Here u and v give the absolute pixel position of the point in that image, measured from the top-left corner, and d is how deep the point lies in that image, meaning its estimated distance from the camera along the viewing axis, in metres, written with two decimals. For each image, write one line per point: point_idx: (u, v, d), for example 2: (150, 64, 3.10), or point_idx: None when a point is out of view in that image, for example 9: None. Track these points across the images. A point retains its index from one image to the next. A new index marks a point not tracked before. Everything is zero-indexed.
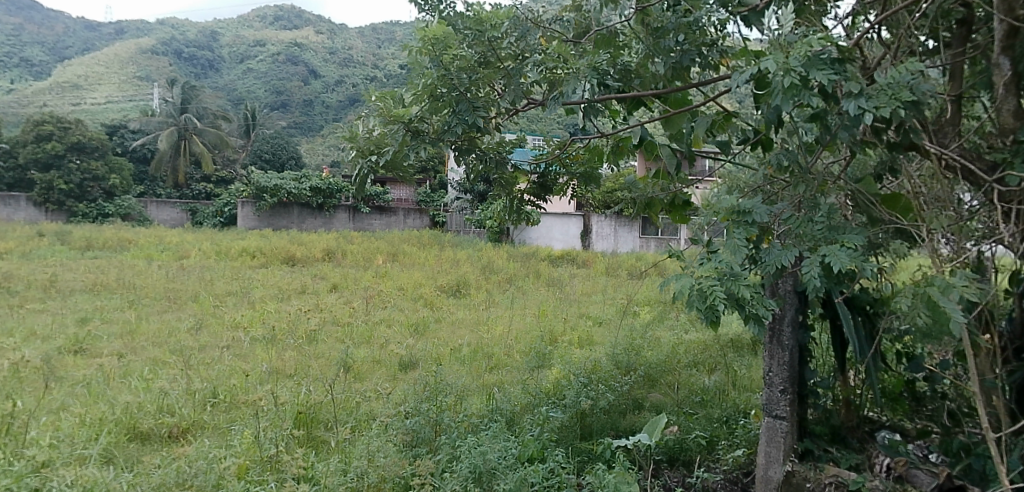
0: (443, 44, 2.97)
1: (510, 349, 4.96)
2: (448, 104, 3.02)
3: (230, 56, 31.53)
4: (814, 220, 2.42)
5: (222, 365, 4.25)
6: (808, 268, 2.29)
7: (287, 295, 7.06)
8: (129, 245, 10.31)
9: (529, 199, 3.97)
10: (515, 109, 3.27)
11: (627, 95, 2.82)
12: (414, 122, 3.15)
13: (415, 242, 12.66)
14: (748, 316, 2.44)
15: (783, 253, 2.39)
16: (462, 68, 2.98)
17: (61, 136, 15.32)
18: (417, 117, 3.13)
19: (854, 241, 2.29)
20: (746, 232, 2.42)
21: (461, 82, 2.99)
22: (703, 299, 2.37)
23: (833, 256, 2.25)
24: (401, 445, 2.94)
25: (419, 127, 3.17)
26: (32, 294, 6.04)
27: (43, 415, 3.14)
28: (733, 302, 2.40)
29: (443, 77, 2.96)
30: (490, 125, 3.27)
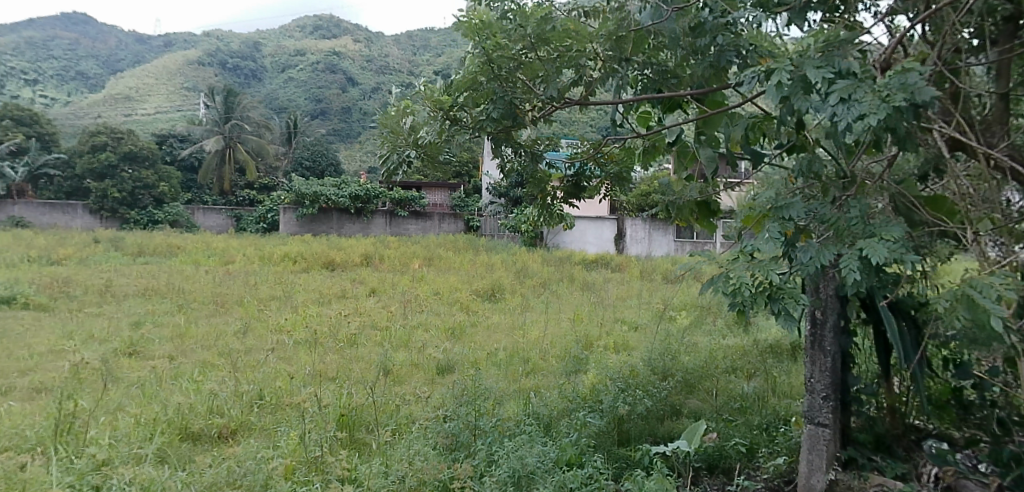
0: (490, 32, 2.91)
1: (546, 354, 4.99)
2: (488, 93, 3.10)
3: (272, 66, 32.51)
4: (851, 215, 2.42)
5: (267, 368, 4.38)
6: (846, 263, 2.28)
7: (328, 299, 7.23)
8: (178, 251, 10.66)
9: (560, 198, 3.92)
10: (553, 108, 3.27)
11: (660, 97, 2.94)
12: (452, 111, 3.22)
13: (451, 246, 12.77)
14: (778, 312, 2.50)
15: (818, 253, 2.38)
16: (500, 59, 2.99)
17: (115, 147, 16.42)
18: (457, 105, 3.20)
19: (894, 233, 2.27)
20: (782, 227, 2.42)
21: (506, 61, 3.01)
22: (728, 286, 2.57)
23: (874, 249, 2.23)
24: (441, 449, 3.00)
25: (456, 115, 3.22)
26: (90, 298, 6.31)
27: (103, 414, 3.29)
28: (765, 295, 2.52)
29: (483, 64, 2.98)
30: (527, 119, 3.29)
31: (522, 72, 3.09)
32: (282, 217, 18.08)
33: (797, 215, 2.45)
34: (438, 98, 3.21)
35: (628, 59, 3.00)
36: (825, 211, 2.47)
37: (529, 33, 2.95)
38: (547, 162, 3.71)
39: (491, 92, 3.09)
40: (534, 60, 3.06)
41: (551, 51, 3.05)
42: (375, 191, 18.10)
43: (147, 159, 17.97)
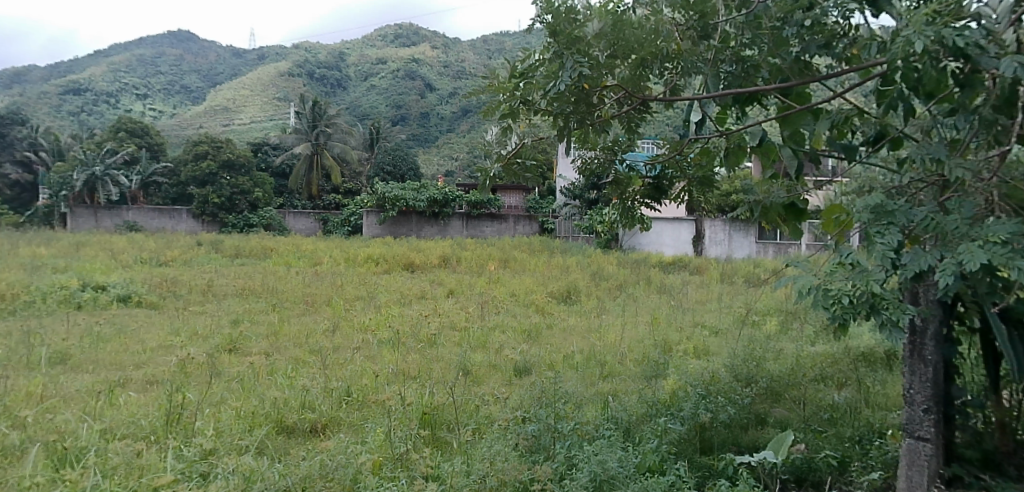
0: (562, 13, 2.80)
1: (623, 357, 4.95)
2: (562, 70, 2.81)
3: (356, 74, 34.63)
4: (953, 218, 2.29)
5: (354, 366, 4.56)
6: (942, 273, 2.19)
7: (409, 299, 7.46)
8: (271, 253, 11.27)
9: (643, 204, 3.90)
10: (631, 107, 3.16)
11: (742, 91, 2.70)
12: (524, 94, 3.10)
13: (528, 249, 12.82)
14: (885, 322, 2.38)
15: (921, 257, 2.29)
16: (561, 39, 2.83)
17: (214, 156, 18.46)
18: (527, 89, 3.09)
19: (1002, 236, 2.13)
20: (890, 238, 2.34)
21: (576, 42, 2.84)
22: (827, 299, 2.46)
23: (972, 257, 2.12)
24: (522, 450, 3.03)
25: (527, 98, 3.10)
26: (194, 297, 6.77)
27: (207, 407, 3.51)
28: (869, 306, 2.39)
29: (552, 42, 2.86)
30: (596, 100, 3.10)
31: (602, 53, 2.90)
32: (365, 220, 18.44)
33: (903, 220, 2.37)
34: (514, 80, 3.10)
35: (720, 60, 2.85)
36: (926, 216, 2.36)
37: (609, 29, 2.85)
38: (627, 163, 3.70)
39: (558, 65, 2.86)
40: (609, 43, 2.88)
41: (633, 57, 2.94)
42: (453, 194, 18.46)
43: (243, 166, 19.10)
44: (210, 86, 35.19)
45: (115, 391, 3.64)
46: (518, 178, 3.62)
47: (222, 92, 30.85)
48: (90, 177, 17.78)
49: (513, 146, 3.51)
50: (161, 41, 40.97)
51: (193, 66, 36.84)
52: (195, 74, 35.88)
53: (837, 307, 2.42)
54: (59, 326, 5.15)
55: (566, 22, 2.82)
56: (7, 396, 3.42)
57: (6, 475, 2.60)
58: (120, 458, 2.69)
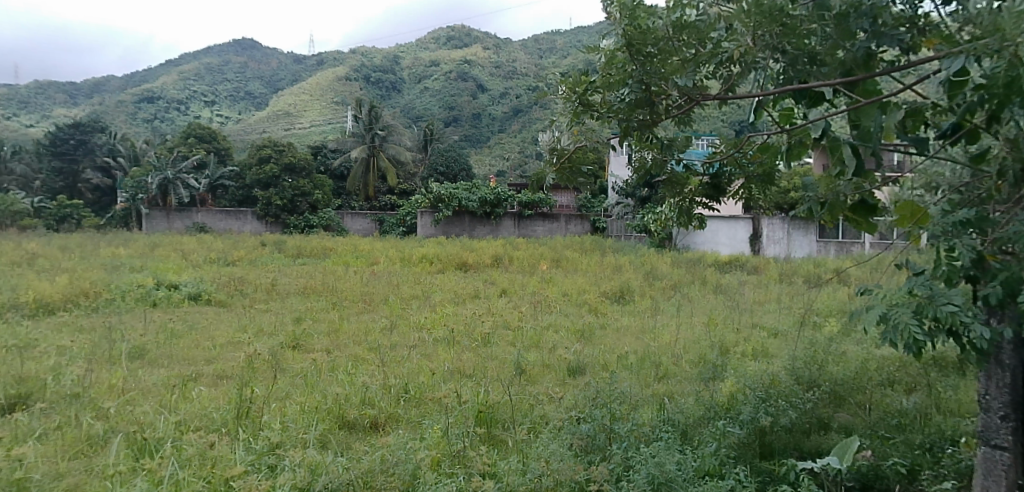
0: (636, 14, 2.82)
1: (679, 359, 4.88)
2: (625, 78, 2.97)
3: (410, 77, 35.57)
4: None
5: (410, 364, 4.64)
6: None
7: (463, 298, 7.54)
8: (330, 252, 11.59)
9: (700, 203, 3.77)
10: (688, 104, 3.08)
11: (801, 87, 2.65)
12: (586, 95, 3.14)
13: (580, 248, 12.76)
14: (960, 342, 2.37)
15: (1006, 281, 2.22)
16: (637, 41, 2.84)
17: (277, 159, 19.25)
18: (591, 91, 3.13)
19: None
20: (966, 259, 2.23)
21: (646, 47, 2.88)
22: (895, 329, 2.39)
23: None
24: (577, 450, 3.04)
25: (589, 101, 3.14)
26: (259, 295, 7.03)
27: (273, 401, 3.65)
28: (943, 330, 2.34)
29: (624, 46, 2.88)
30: (660, 108, 3.10)
31: (665, 56, 2.91)
32: (419, 221, 18.69)
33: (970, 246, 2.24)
34: (578, 83, 3.13)
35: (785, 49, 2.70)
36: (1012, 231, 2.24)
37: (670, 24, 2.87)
38: (683, 163, 3.60)
39: (626, 76, 2.96)
40: (674, 44, 2.89)
41: (693, 49, 2.90)
42: (505, 194, 18.54)
43: (304, 169, 19.71)
44: (271, 92, 36.40)
45: (187, 385, 3.82)
46: (571, 182, 3.62)
47: (283, 98, 31.86)
48: (162, 181, 18.68)
49: (564, 154, 3.48)
50: (226, 49, 42.62)
51: (256, 72, 38.17)
52: (258, 80, 37.18)
53: (908, 316, 2.35)
54: (137, 323, 5.45)
55: (640, 26, 2.83)
56: (91, 388, 3.64)
57: (92, 462, 2.77)
58: (194, 449, 2.82)
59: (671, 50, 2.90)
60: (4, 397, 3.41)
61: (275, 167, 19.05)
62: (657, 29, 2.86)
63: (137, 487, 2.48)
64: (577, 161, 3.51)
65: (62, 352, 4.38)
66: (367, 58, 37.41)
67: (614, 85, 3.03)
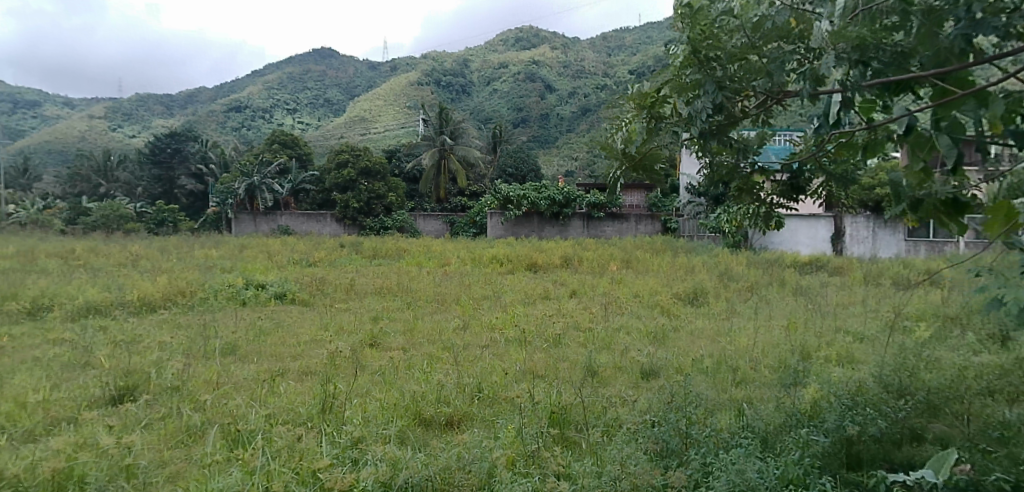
0: (702, 19, 2.77)
1: (758, 363, 4.73)
2: (696, 89, 2.86)
3: (479, 80, 36.11)
4: None
5: (484, 363, 4.72)
6: None
7: (533, 299, 7.58)
8: (405, 253, 11.88)
9: (777, 203, 3.61)
10: (768, 104, 3.04)
11: (889, 80, 2.54)
12: (655, 106, 3.07)
13: (651, 249, 12.59)
14: None
15: None
16: (704, 47, 2.80)
17: (353, 163, 19.91)
18: (661, 101, 3.05)
19: None
20: None
21: (717, 50, 2.81)
22: None
23: None
24: (652, 455, 3.00)
25: (660, 112, 3.08)
26: (338, 295, 7.30)
27: (355, 397, 3.79)
28: None
29: (691, 55, 2.82)
30: (737, 109, 3.06)
31: (740, 57, 2.82)
32: (489, 221, 18.87)
33: None
34: (648, 99, 3.06)
35: (869, 59, 2.56)
36: None
37: (747, 26, 2.79)
38: (758, 164, 3.45)
39: (701, 82, 2.85)
40: (750, 41, 2.80)
41: (773, 45, 2.82)
42: (574, 194, 18.49)
43: (379, 173, 20.32)
44: (348, 99, 37.66)
45: (276, 380, 4.02)
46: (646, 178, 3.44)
47: (358, 104, 32.87)
48: (248, 187, 19.57)
49: (638, 155, 3.31)
50: (306, 58, 44.41)
51: (334, 79, 39.58)
52: (335, 87, 38.53)
53: None
54: (229, 320, 5.77)
55: (705, 30, 2.77)
56: (190, 382, 3.88)
57: (191, 452, 2.95)
58: (284, 442, 2.97)
59: (748, 46, 2.81)
60: (114, 387, 3.67)
61: (352, 171, 19.72)
62: (726, 32, 2.78)
63: (232, 475, 2.63)
64: (652, 162, 3.34)
65: (164, 346, 4.70)
66: (438, 63, 38.15)
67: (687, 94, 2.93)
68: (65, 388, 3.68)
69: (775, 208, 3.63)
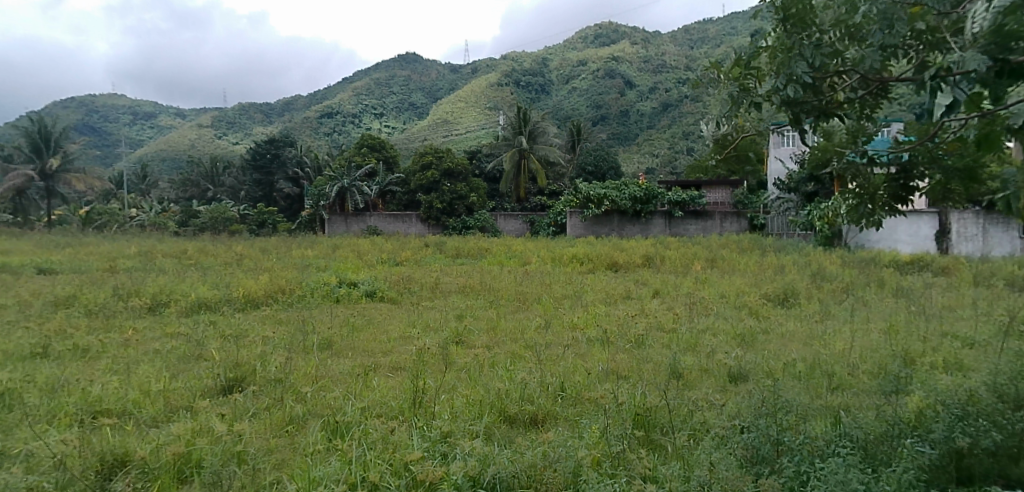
0: None
1: (855, 369, 4.50)
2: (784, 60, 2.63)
3: (558, 79, 36.22)
4: None
5: (567, 362, 4.74)
6: None
7: (614, 299, 7.53)
8: (487, 252, 12.07)
9: (884, 201, 3.25)
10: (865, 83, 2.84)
11: None
12: (741, 80, 2.92)
13: (737, 247, 12.20)
14: None
15: None
16: (795, 14, 2.62)
17: (437, 164, 20.39)
18: (748, 74, 2.89)
19: None
20: None
21: (809, 20, 2.63)
22: None
23: None
24: (743, 462, 2.93)
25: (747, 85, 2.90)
26: (424, 293, 7.51)
27: (443, 393, 3.90)
28: None
29: (780, 23, 2.66)
30: (826, 89, 2.86)
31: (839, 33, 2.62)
32: (569, 220, 18.87)
33: None
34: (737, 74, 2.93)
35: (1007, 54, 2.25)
36: None
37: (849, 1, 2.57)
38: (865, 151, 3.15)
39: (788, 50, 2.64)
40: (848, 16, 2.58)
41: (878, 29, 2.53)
42: (655, 192, 18.16)
43: (461, 173, 20.73)
44: (431, 102, 38.55)
45: (369, 375, 4.21)
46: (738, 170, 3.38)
47: (441, 106, 33.62)
48: (339, 188, 20.47)
49: (730, 141, 3.27)
50: (392, 64, 45.77)
51: (418, 83, 40.64)
52: (419, 91, 39.52)
53: None
54: (324, 317, 6.07)
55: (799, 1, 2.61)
56: (291, 375, 4.10)
57: (295, 442, 3.14)
58: (378, 434, 3.12)
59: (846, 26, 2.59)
60: (225, 378, 3.94)
61: (435, 172, 20.22)
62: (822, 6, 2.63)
63: (331, 465, 2.77)
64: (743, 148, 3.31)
65: (267, 340, 5.00)
66: (517, 63, 38.40)
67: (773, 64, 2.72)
68: (181, 378, 3.98)
69: (881, 214, 3.28)
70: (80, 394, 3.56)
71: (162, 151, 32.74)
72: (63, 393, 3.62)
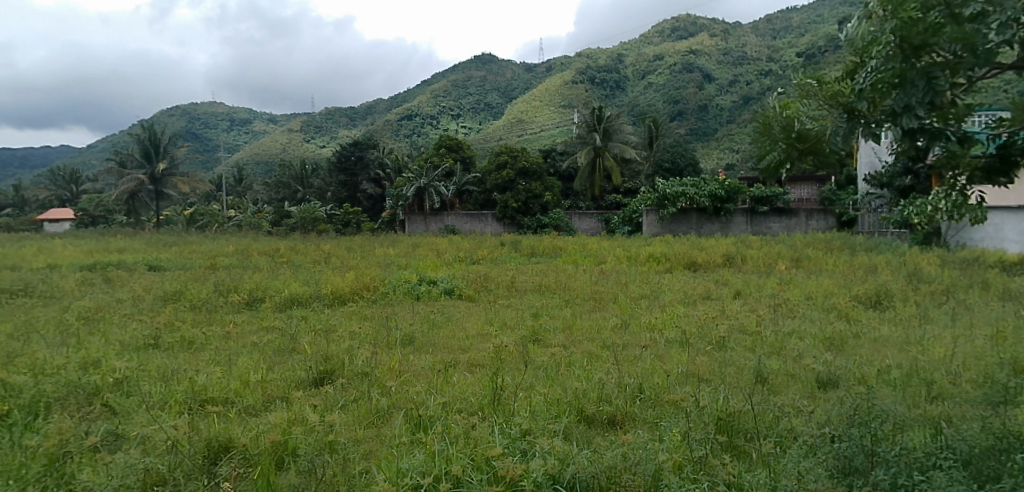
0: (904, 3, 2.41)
1: (957, 377, 4.23)
2: (897, 74, 2.49)
3: (634, 74, 35.82)
4: None
5: (645, 363, 4.69)
6: None
7: (693, 299, 7.38)
8: (561, 252, 12.04)
9: (988, 179, 2.96)
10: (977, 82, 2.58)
11: None
12: (852, 102, 2.65)
13: (823, 247, 11.68)
14: None
15: None
16: (911, 32, 2.43)
17: (513, 164, 20.56)
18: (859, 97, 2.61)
19: None
20: None
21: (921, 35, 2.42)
22: None
23: None
24: (835, 472, 2.83)
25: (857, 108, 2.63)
26: (501, 291, 7.61)
27: (521, 391, 3.95)
28: None
29: (897, 44, 2.45)
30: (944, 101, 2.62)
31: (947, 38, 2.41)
32: (645, 219, 18.47)
33: None
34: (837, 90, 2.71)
35: None
36: None
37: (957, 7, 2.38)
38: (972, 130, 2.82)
39: (900, 72, 2.48)
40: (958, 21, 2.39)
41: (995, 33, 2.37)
42: (736, 189, 17.60)
43: (537, 172, 20.83)
44: (506, 101, 38.88)
45: (450, 371, 4.31)
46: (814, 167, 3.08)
47: (516, 105, 33.88)
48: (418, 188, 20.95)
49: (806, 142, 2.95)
50: (467, 65, 46.46)
51: (494, 83, 41.12)
52: (494, 91, 39.94)
53: None
54: (406, 313, 6.25)
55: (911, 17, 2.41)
56: (376, 369, 4.27)
57: (381, 433, 3.27)
58: (460, 429, 3.21)
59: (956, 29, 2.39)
60: (316, 371, 4.14)
61: (511, 172, 20.40)
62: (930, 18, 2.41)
63: (416, 457, 2.87)
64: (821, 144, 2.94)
65: (354, 335, 5.21)
66: (591, 60, 38.14)
67: (883, 87, 2.52)
68: (278, 370, 4.21)
69: (975, 188, 3.09)
70: (188, 383, 3.83)
71: (255, 155, 34.56)
72: (174, 381, 3.90)
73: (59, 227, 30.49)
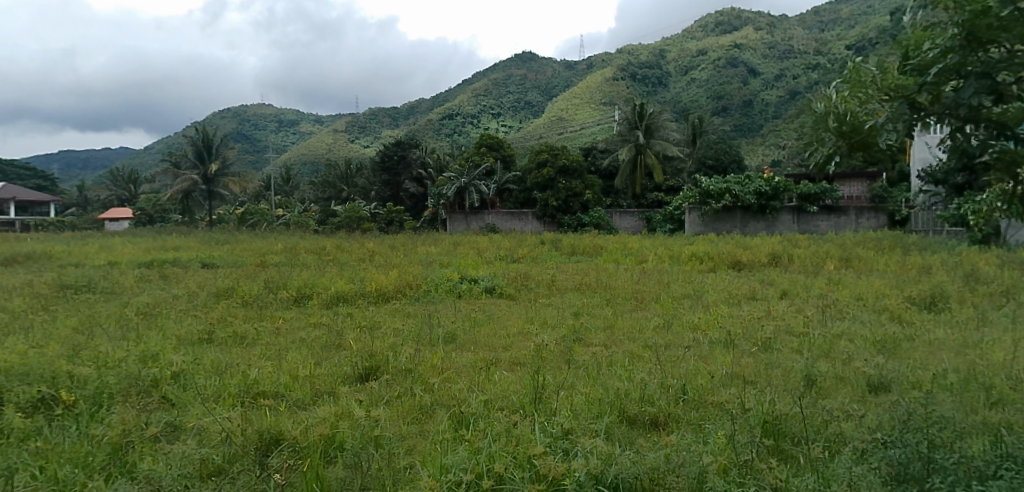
0: None
1: (1019, 383, 4.05)
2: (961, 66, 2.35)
3: (676, 70, 35.39)
4: None
5: (688, 364, 4.63)
6: None
7: (738, 299, 7.26)
8: (602, 250, 11.97)
9: None
10: None
11: None
12: (913, 94, 2.52)
13: (874, 246, 11.32)
14: None
15: None
16: (978, 22, 2.29)
17: (554, 162, 20.54)
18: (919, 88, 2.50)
19: None
20: None
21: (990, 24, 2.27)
22: None
23: None
24: (888, 479, 2.76)
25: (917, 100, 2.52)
26: (541, 290, 7.62)
27: (562, 390, 3.96)
28: None
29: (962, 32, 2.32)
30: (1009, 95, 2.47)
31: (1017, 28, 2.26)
32: (687, 217, 18.18)
33: None
34: (898, 79, 2.56)
35: None
36: None
37: None
38: None
39: (964, 63, 2.36)
40: None
41: None
42: (782, 186, 17.20)
43: (577, 170, 20.74)
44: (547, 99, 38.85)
45: (492, 369, 4.34)
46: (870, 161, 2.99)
47: (557, 103, 33.82)
48: (458, 187, 21.10)
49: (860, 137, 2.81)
50: (508, 63, 46.59)
51: (535, 81, 41.12)
52: (535, 89, 39.95)
53: None
54: (448, 311, 6.31)
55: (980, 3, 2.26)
56: (419, 366, 4.32)
57: (424, 429, 3.32)
58: (501, 427, 3.23)
59: None
60: (361, 367, 4.22)
61: (551, 170, 20.37)
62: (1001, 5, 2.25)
63: (460, 453, 2.90)
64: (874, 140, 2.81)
65: (398, 332, 5.30)
66: (632, 57, 37.81)
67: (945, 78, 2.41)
68: (325, 365, 4.31)
69: None
70: (241, 377, 3.95)
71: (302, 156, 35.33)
72: (227, 375, 4.03)
73: (119, 226, 31.74)
